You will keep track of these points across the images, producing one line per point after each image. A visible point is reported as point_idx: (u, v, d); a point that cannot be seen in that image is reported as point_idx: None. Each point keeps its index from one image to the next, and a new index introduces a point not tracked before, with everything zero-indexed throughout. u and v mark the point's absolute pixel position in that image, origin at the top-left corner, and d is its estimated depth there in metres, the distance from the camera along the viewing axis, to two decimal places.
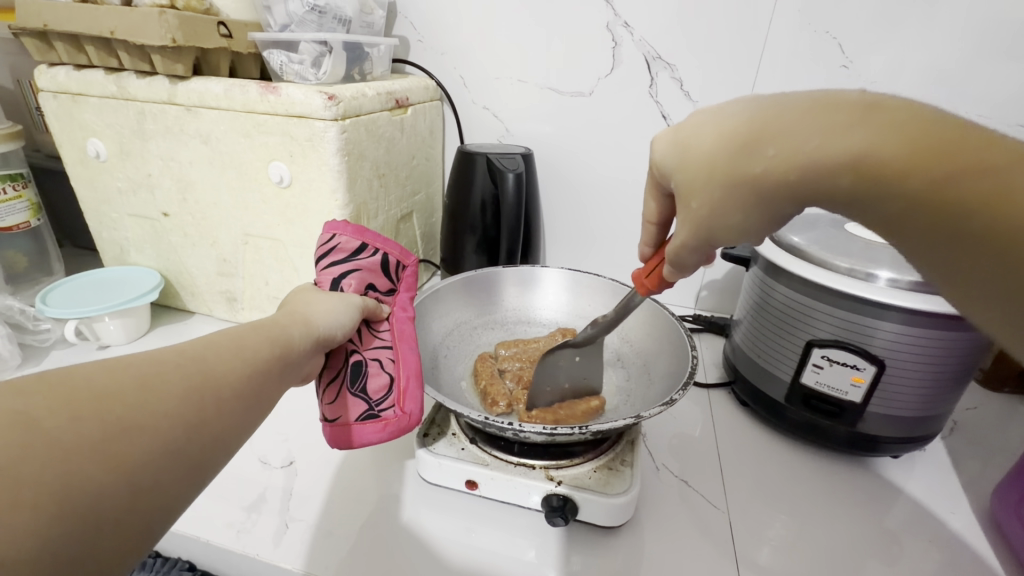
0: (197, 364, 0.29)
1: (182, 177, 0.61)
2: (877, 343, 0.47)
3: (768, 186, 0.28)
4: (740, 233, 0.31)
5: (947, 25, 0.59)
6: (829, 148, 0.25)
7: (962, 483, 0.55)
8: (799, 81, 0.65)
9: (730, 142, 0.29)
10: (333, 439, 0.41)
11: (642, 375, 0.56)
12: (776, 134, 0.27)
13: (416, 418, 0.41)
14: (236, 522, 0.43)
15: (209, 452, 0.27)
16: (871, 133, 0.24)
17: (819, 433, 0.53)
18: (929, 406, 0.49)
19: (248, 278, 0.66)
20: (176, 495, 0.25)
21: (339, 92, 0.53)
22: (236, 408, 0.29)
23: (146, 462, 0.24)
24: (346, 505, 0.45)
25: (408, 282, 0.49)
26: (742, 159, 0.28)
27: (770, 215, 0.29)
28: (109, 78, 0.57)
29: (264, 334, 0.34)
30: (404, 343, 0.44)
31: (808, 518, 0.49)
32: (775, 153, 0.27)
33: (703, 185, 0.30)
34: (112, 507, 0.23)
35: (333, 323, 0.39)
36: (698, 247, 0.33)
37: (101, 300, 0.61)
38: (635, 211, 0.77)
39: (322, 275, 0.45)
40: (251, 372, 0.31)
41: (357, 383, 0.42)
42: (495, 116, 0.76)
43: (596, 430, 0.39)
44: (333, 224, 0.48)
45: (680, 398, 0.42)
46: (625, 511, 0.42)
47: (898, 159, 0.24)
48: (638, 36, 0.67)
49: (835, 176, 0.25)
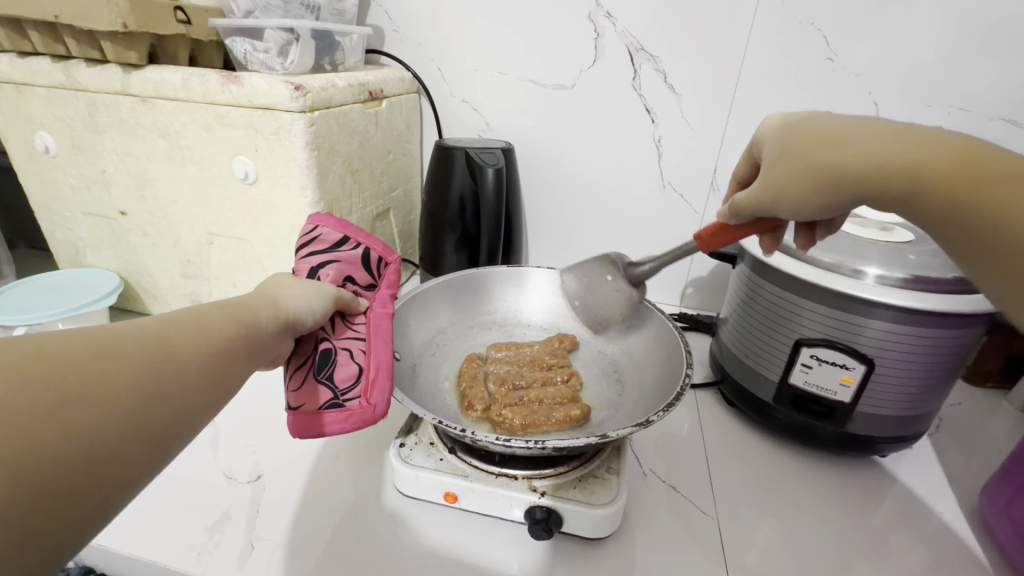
0: (159, 338, 0.27)
1: (140, 173, 0.57)
2: (867, 341, 0.46)
3: (839, 174, 0.31)
4: (798, 209, 0.34)
5: (929, 18, 0.58)
6: (901, 157, 0.29)
7: (949, 480, 0.54)
8: (784, 74, 0.64)
9: (816, 136, 0.33)
10: (294, 428, 0.38)
11: (635, 390, 0.52)
12: (849, 140, 0.31)
13: (382, 411, 0.39)
14: (197, 544, 0.40)
15: (168, 429, 0.25)
16: (933, 154, 0.28)
17: (806, 433, 0.52)
18: (917, 404, 0.48)
19: (214, 280, 0.62)
20: (133, 471, 0.24)
21: (306, 83, 0.50)
22: (200, 386, 0.27)
23: (102, 434, 0.23)
24: (318, 522, 0.42)
25: (390, 280, 0.46)
26: (823, 152, 0.32)
27: (834, 204, 0.32)
28: (56, 66, 0.53)
29: (230, 312, 0.32)
30: (378, 338, 0.42)
31: (798, 520, 0.48)
32: (853, 151, 0.31)
33: (784, 164, 0.35)
34: (60, 481, 0.21)
35: (303, 308, 0.37)
36: (759, 210, 0.37)
37: (53, 304, 0.56)
38: (619, 207, 0.76)
39: (299, 263, 0.43)
40: (217, 349, 0.29)
41: (325, 370, 0.39)
42: (474, 109, 0.74)
43: (553, 446, 0.37)
44: (317, 216, 0.46)
45: (656, 420, 0.38)
46: (611, 522, 0.40)
47: (949, 176, 0.27)
48: (620, 27, 0.65)
49: (898, 179, 0.29)
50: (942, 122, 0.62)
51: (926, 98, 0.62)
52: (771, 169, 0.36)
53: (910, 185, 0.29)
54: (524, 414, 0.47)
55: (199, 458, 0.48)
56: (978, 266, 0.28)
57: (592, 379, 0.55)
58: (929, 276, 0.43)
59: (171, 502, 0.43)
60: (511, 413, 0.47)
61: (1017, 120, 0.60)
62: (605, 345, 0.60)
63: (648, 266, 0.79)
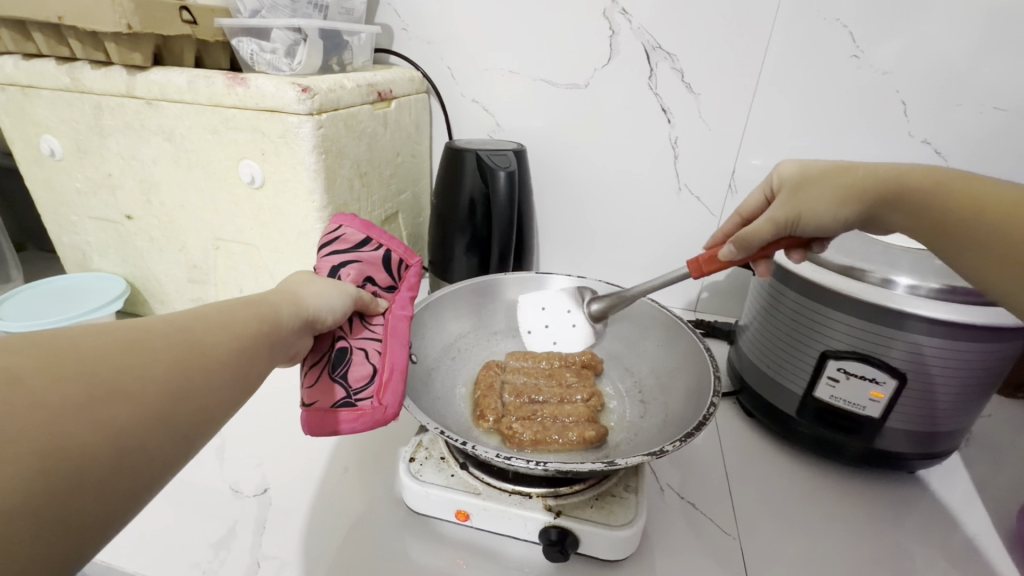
0: (182, 333, 0.26)
1: (145, 177, 0.56)
2: (898, 354, 0.43)
3: (848, 187, 0.35)
4: (824, 222, 0.37)
5: (961, 12, 0.56)
6: (886, 170, 0.34)
7: (982, 497, 0.52)
8: (807, 72, 0.62)
9: (832, 166, 0.37)
10: (307, 425, 0.37)
11: (658, 413, 0.49)
12: (861, 165, 0.36)
13: (393, 413, 0.37)
14: (202, 562, 0.38)
15: (193, 425, 0.25)
16: (909, 168, 0.34)
17: (832, 448, 0.50)
18: (951, 419, 0.46)
19: (220, 285, 0.61)
20: (154, 468, 0.23)
21: (314, 84, 0.49)
22: (224, 381, 0.27)
23: (128, 430, 0.22)
24: (324, 540, 0.41)
25: (411, 282, 0.44)
26: (838, 174, 0.36)
27: (850, 216, 0.36)
28: (61, 68, 0.52)
29: (253, 309, 0.31)
30: (395, 339, 0.40)
31: (823, 539, 0.46)
32: (862, 170, 0.35)
33: (808, 185, 0.38)
34: (91, 475, 0.21)
35: (323, 306, 0.36)
36: (782, 227, 0.39)
37: (59, 310, 0.55)
38: (632, 209, 0.74)
39: (320, 262, 0.42)
40: (240, 345, 0.29)
41: (340, 368, 0.38)
42: (485, 109, 0.72)
43: (557, 468, 0.36)
44: (342, 216, 0.45)
45: (671, 450, 0.37)
46: (629, 544, 0.39)
47: (916, 179, 0.33)
48: (636, 24, 0.63)
49: (880, 186, 0.34)
50: (973, 121, 0.60)
51: (955, 96, 0.59)
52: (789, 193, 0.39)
53: (888, 189, 0.34)
54: (534, 429, 0.45)
55: (205, 469, 0.47)
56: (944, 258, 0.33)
57: (614, 399, 0.54)
58: (964, 287, 0.41)
59: (176, 516, 0.42)
60: (522, 427, 0.45)
61: None
62: (630, 361, 0.58)
63: (662, 270, 0.77)
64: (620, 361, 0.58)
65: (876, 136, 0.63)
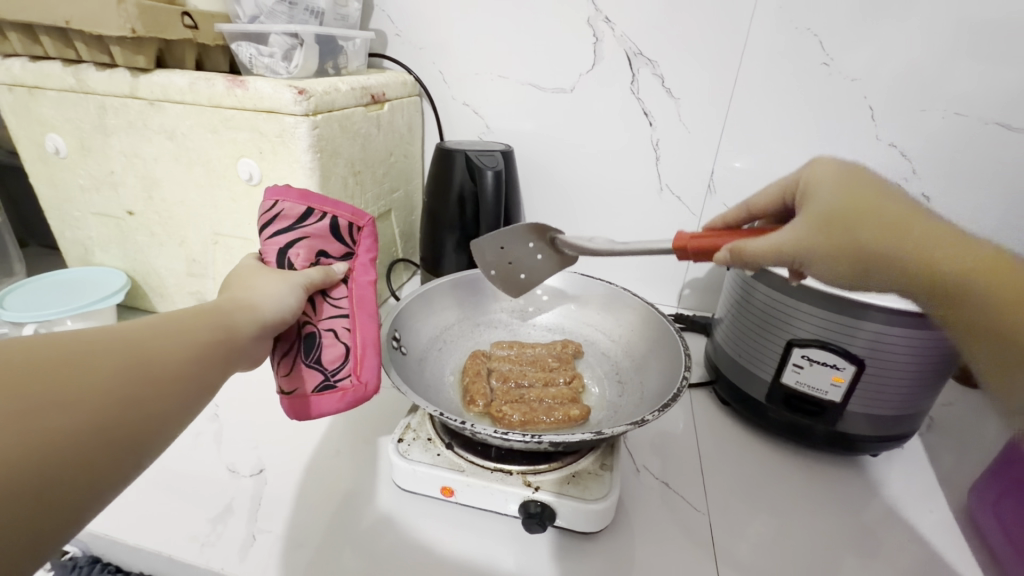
0: (136, 342, 0.28)
1: (146, 174, 0.59)
2: (858, 342, 0.46)
3: (887, 255, 0.30)
4: (829, 274, 0.33)
5: (924, 24, 0.59)
6: (944, 256, 0.29)
7: (941, 479, 0.55)
8: (781, 80, 0.65)
9: (884, 210, 0.31)
10: (292, 411, 0.40)
11: (636, 392, 0.52)
12: (914, 229, 0.30)
13: (373, 387, 0.41)
14: (200, 535, 0.41)
15: (149, 429, 0.27)
16: (978, 264, 0.29)
17: (799, 432, 0.52)
18: (908, 404, 0.49)
19: (218, 279, 0.64)
20: (126, 464, 0.26)
21: (309, 87, 0.51)
22: (180, 388, 0.29)
23: (84, 435, 0.24)
24: (316, 515, 0.43)
25: (366, 245, 0.46)
26: (885, 230, 0.30)
27: (866, 281, 0.32)
28: (67, 70, 0.55)
29: (209, 316, 0.33)
30: (361, 313, 0.43)
31: (789, 518, 0.48)
32: (916, 242, 0.30)
33: (838, 224, 0.32)
34: (44, 480, 0.23)
35: (280, 306, 0.37)
36: (789, 258, 0.34)
37: (61, 302, 0.57)
38: (617, 209, 0.77)
39: (268, 246, 0.43)
40: (197, 353, 0.30)
41: (312, 354, 0.40)
42: (475, 112, 0.75)
43: (551, 441, 0.38)
44: (275, 189, 0.45)
45: (653, 420, 0.39)
46: (603, 517, 0.41)
47: (980, 275, 0.28)
48: (619, 32, 0.66)
49: (934, 274, 0.29)
50: (938, 126, 0.63)
51: (921, 103, 0.63)
52: (821, 221, 0.33)
53: (943, 276, 0.29)
54: (522, 410, 0.48)
55: (203, 451, 0.49)
56: (972, 359, 0.31)
57: (594, 383, 0.56)
58: None
59: (176, 495, 0.44)
60: (510, 409, 0.48)
61: (1012, 124, 0.61)
62: (607, 346, 0.60)
63: (646, 267, 0.80)
64: (597, 347, 0.61)
65: (847, 139, 0.66)
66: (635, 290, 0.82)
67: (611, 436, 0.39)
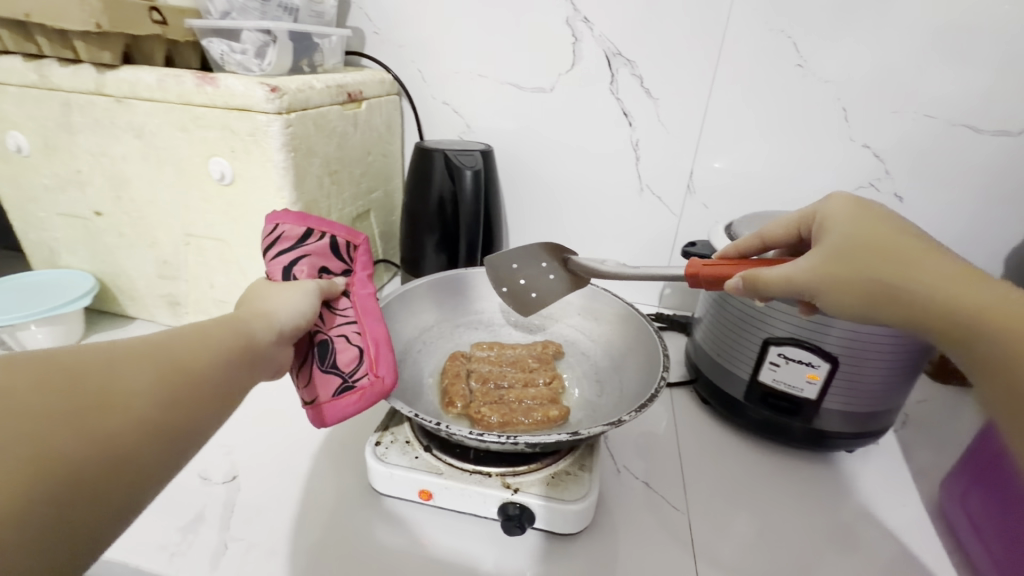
0: (167, 351, 0.28)
1: (114, 173, 0.57)
2: (832, 340, 0.47)
3: (895, 293, 0.29)
4: (840, 312, 0.32)
5: (894, 27, 0.60)
6: (958, 297, 0.28)
7: (914, 473, 0.56)
8: (757, 81, 0.66)
9: (895, 248, 0.30)
10: (315, 420, 0.39)
11: (615, 391, 0.52)
12: (928, 269, 0.29)
13: (391, 382, 0.40)
14: (170, 545, 0.40)
15: (186, 434, 0.27)
16: (998, 307, 0.27)
17: (776, 430, 0.53)
18: (882, 400, 0.50)
19: (191, 281, 0.62)
20: (163, 468, 0.26)
21: (283, 84, 0.50)
22: (211, 396, 0.29)
23: (122, 441, 0.24)
24: (292, 522, 0.42)
25: (363, 262, 0.45)
26: (893, 268, 0.30)
27: (878, 321, 0.31)
28: (29, 65, 0.53)
29: (234, 324, 0.33)
30: (369, 318, 0.43)
31: (767, 515, 0.49)
32: (927, 281, 0.29)
33: (846, 261, 0.32)
34: (84, 485, 0.23)
35: (294, 311, 0.37)
36: (801, 291, 0.34)
37: (26, 306, 0.55)
38: (597, 209, 0.77)
39: (272, 266, 0.42)
40: (225, 361, 0.31)
41: (327, 360, 0.40)
42: (455, 111, 0.74)
43: (528, 442, 0.38)
44: (275, 214, 0.45)
45: (630, 420, 0.39)
46: (584, 517, 0.41)
47: (999, 319, 0.26)
48: (597, 32, 0.66)
49: (947, 315, 0.28)
50: (909, 127, 0.64)
51: (892, 105, 0.64)
52: (832, 257, 0.33)
53: (956, 318, 0.27)
54: (501, 411, 0.48)
55: None
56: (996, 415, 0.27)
57: (573, 382, 0.56)
58: None
59: None
60: (488, 410, 0.48)
61: (979, 125, 0.62)
62: (588, 346, 0.60)
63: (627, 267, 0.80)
64: (577, 347, 0.61)
65: (822, 140, 0.67)
66: (617, 290, 0.83)
67: (588, 436, 0.39)
